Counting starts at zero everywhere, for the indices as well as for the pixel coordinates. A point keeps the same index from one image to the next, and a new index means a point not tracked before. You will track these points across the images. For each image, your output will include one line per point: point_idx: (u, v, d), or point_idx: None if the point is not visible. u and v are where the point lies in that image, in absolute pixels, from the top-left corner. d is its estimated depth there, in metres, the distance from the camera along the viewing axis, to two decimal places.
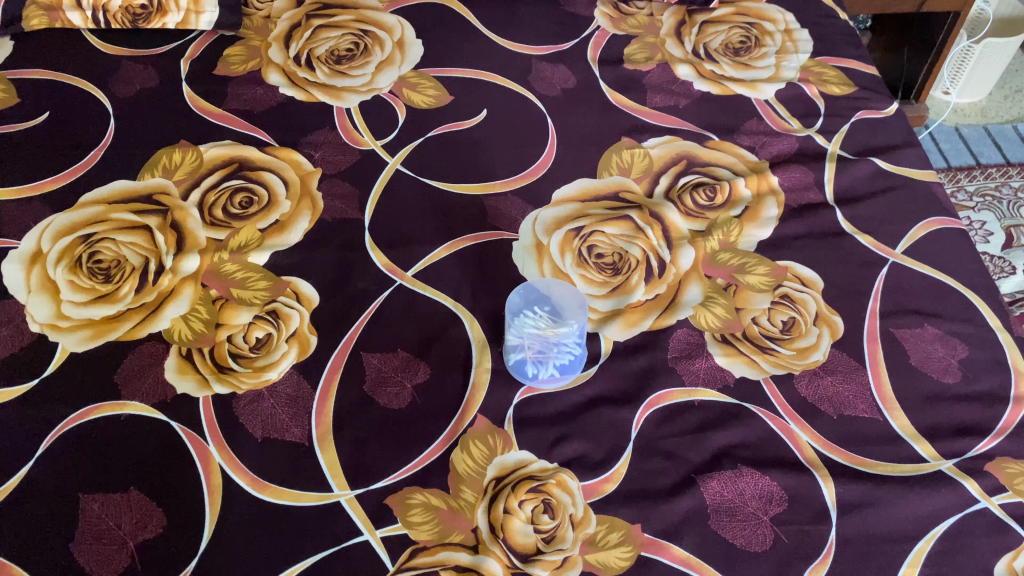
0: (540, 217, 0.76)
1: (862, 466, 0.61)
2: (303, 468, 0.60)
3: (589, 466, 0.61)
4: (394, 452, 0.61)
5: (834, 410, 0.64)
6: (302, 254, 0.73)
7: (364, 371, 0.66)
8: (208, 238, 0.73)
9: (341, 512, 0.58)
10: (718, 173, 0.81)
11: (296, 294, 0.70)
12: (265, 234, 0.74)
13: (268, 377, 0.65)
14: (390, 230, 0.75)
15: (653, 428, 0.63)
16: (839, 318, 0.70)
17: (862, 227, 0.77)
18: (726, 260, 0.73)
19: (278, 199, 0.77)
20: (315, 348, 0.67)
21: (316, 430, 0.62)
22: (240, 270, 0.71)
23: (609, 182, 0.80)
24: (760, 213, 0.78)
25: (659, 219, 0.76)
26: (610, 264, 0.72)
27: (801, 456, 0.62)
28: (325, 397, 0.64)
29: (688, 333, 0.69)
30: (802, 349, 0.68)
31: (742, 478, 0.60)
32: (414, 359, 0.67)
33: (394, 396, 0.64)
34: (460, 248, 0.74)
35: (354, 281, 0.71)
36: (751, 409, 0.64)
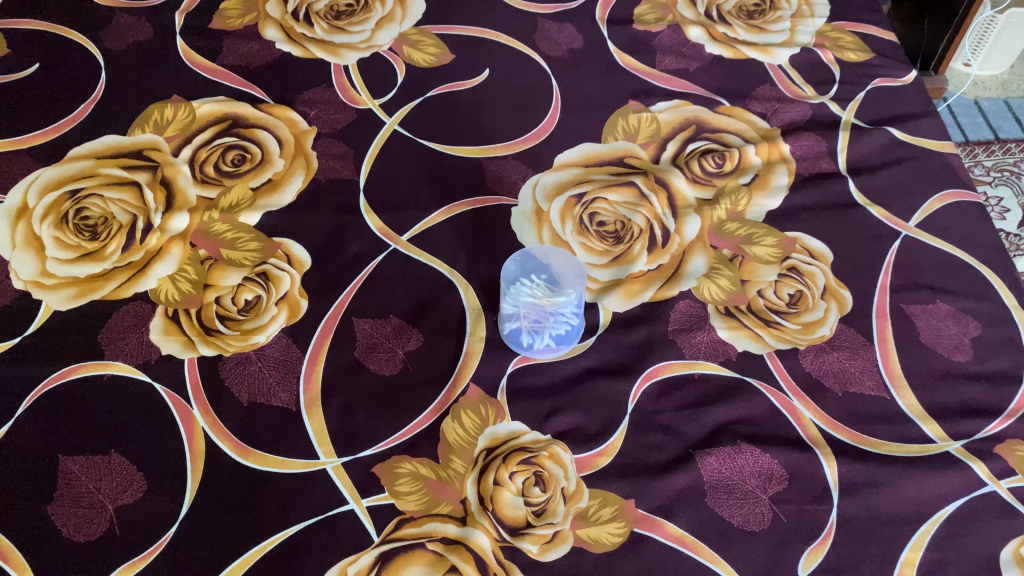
0: (541, 183, 0.74)
1: (866, 445, 0.59)
2: (289, 434, 0.58)
3: (583, 439, 0.59)
4: (383, 420, 0.60)
5: (839, 387, 0.62)
6: (294, 214, 0.71)
7: (355, 336, 0.64)
8: (199, 196, 0.71)
9: (326, 480, 0.57)
10: (727, 139, 0.78)
11: (287, 256, 0.68)
12: (257, 193, 0.72)
13: (256, 341, 0.63)
14: (386, 192, 0.73)
15: (651, 400, 0.61)
16: (848, 292, 0.68)
17: (875, 199, 0.74)
18: (732, 230, 0.71)
19: (271, 157, 0.75)
20: (305, 311, 0.65)
21: (304, 396, 0.60)
22: (230, 231, 0.69)
23: (614, 147, 0.77)
24: (769, 182, 0.75)
25: (665, 186, 0.74)
26: (612, 233, 0.70)
27: (803, 434, 0.60)
28: (313, 362, 0.62)
29: (690, 305, 0.67)
30: (808, 324, 0.66)
31: (741, 455, 0.58)
32: (407, 326, 0.64)
33: (385, 362, 0.62)
34: (457, 213, 0.72)
35: (347, 244, 0.69)
36: (753, 384, 0.62)
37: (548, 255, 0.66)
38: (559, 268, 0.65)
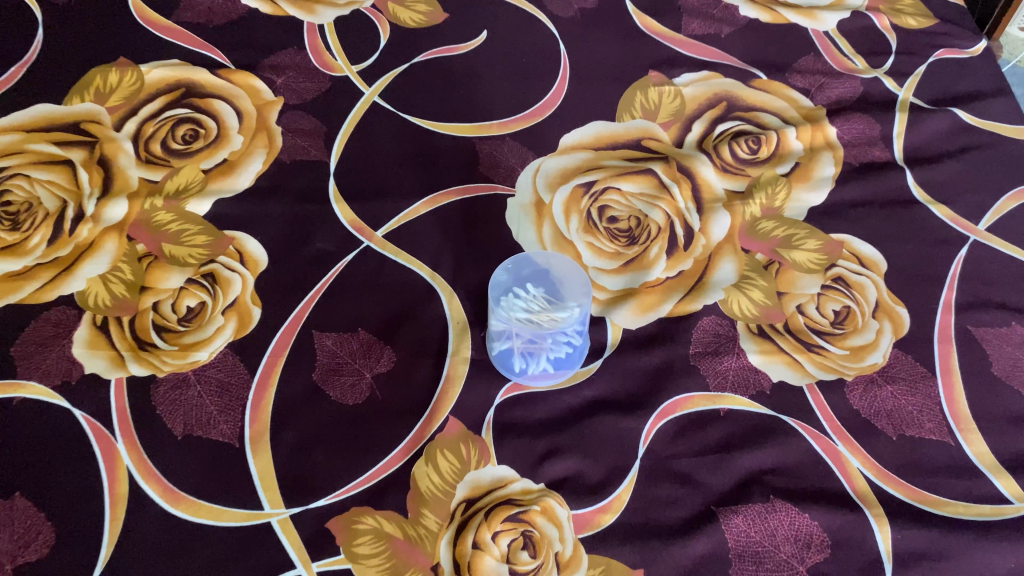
0: (543, 168, 0.63)
1: (927, 505, 0.49)
2: (230, 478, 0.49)
3: (583, 491, 0.49)
4: (343, 460, 0.50)
5: (893, 429, 0.52)
6: (251, 203, 0.60)
7: (315, 354, 0.53)
8: (141, 179, 0.61)
9: (272, 537, 0.47)
10: (763, 120, 0.67)
11: (239, 253, 0.58)
12: (209, 176, 0.61)
13: (197, 358, 0.53)
14: (361, 177, 0.62)
15: (666, 443, 0.51)
16: (904, 309, 0.57)
17: (938, 194, 0.63)
18: (768, 231, 0.60)
19: (228, 133, 0.64)
20: (257, 322, 0.55)
21: (250, 429, 0.51)
22: (175, 222, 0.59)
23: (631, 127, 0.66)
24: (812, 172, 0.64)
25: (688, 175, 0.63)
26: (624, 232, 0.59)
27: (850, 488, 0.50)
28: (263, 386, 0.52)
29: (716, 322, 0.56)
30: (857, 348, 0.55)
31: (773, 515, 0.48)
32: (377, 342, 0.54)
33: (348, 389, 0.52)
34: (443, 204, 0.61)
35: (312, 239, 0.59)
36: (789, 424, 0.52)
37: (546, 265, 0.56)
38: (559, 279, 0.55)
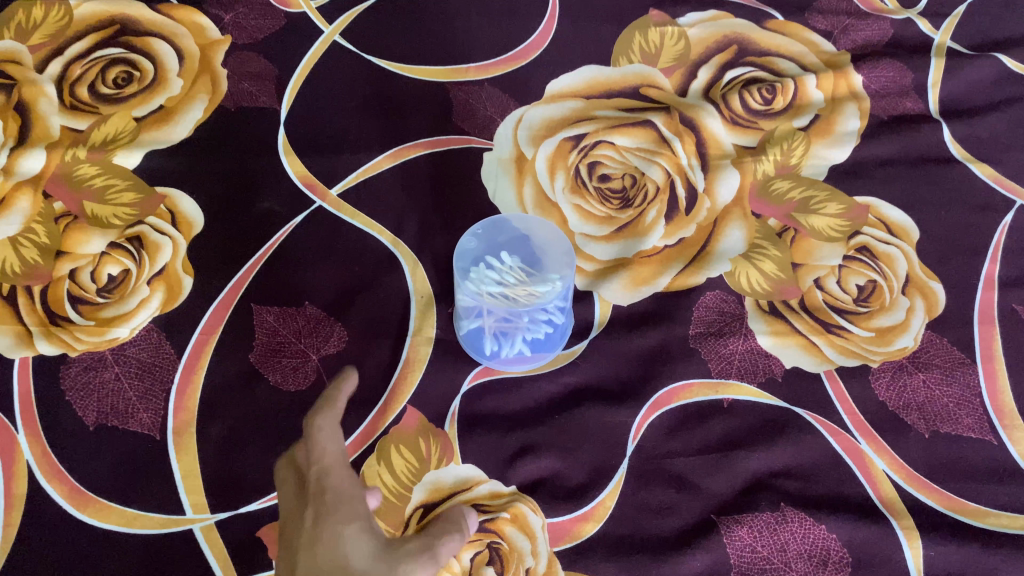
0: (526, 118, 0.55)
1: (964, 516, 0.42)
2: (148, 477, 0.42)
3: (561, 495, 0.42)
4: (281, 459, 0.43)
5: (926, 425, 0.44)
6: (189, 157, 0.52)
7: (253, 332, 0.46)
8: (64, 128, 0.53)
9: (194, 548, 0.40)
10: (778, 66, 0.58)
11: (171, 213, 0.50)
12: (141, 125, 0.53)
13: (116, 335, 0.46)
14: (316, 128, 0.54)
15: (660, 439, 0.44)
16: (939, 285, 0.49)
17: (978, 152, 0.55)
18: (783, 192, 0.52)
19: (166, 76, 0.56)
20: (188, 294, 0.47)
21: (173, 419, 0.43)
22: (100, 176, 0.51)
23: (627, 73, 0.58)
24: (835, 126, 0.56)
25: (692, 128, 0.55)
26: (617, 193, 0.52)
27: (874, 495, 0.43)
28: (191, 369, 0.45)
29: (720, 298, 0.49)
30: (884, 329, 0.47)
31: (785, 527, 0.41)
32: (325, 319, 0.47)
33: (290, 372, 0.45)
34: (409, 159, 0.53)
35: (256, 198, 0.51)
36: (803, 418, 0.45)
37: (524, 231, 0.48)
38: (538, 247, 0.48)
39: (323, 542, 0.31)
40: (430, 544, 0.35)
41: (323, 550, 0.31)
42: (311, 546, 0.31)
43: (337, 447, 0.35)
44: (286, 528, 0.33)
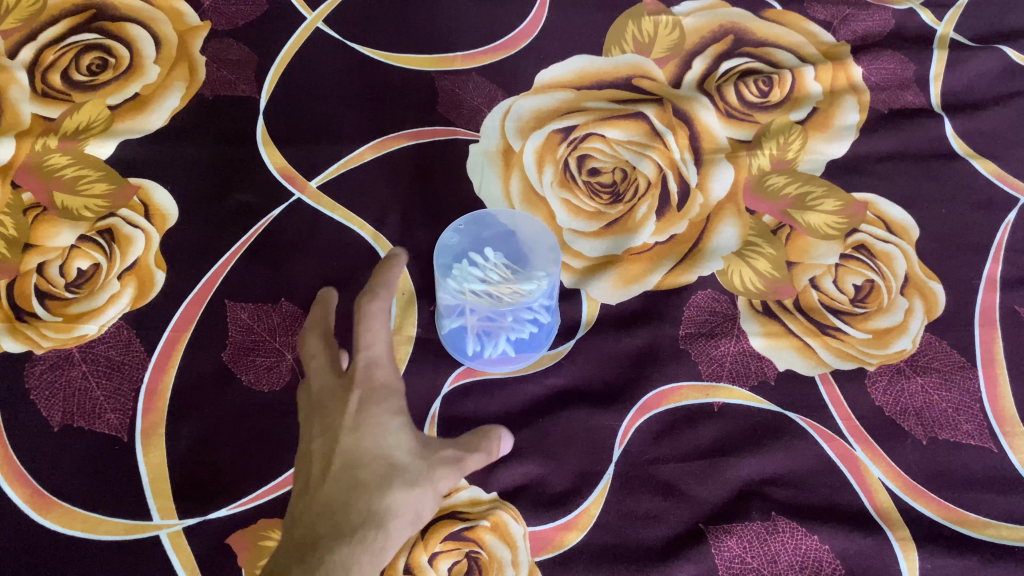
0: (514, 109, 0.53)
1: (963, 527, 0.40)
2: (114, 480, 0.40)
3: (543, 502, 0.41)
4: (252, 462, 0.41)
5: (923, 431, 0.43)
6: (164, 147, 0.51)
7: (226, 330, 0.44)
8: (35, 115, 0.51)
9: (159, 555, 0.39)
10: (776, 57, 0.57)
11: (145, 205, 0.48)
12: (116, 113, 0.52)
13: (84, 332, 0.44)
14: (297, 118, 0.52)
15: (647, 444, 0.42)
16: (939, 285, 0.47)
17: (981, 148, 0.53)
18: (778, 187, 0.51)
19: (142, 63, 0.54)
20: (160, 290, 0.46)
21: (141, 420, 0.42)
22: (71, 166, 0.49)
23: (620, 63, 0.56)
24: (833, 119, 0.54)
25: (685, 120, 0.53)
26: (607, 187, 0.50)
27: (869, 504, 0.41)
28: (162, 368, 0.43)
29: (712, 298, 0.47)
30: (882, 331, 0.46)
31: (775, 537, 0.40)
32: (301, 316, 0.45)
33: (264, 372, 0.43)
34: (392, 150, 0.51)
35: (233, 190, 0.49)
36: (797, 422, 0.43)
37: (510, 225, 0.47)
38: (524, 243, 0.47)
39: (366, 429, 0.35)
40: (471, 444, 0.37)
41: (365, 439, 0.34)
42: (355, 434, 0.34)
43: (382, 347, 0.36)
44: (319, 408, 0.36)
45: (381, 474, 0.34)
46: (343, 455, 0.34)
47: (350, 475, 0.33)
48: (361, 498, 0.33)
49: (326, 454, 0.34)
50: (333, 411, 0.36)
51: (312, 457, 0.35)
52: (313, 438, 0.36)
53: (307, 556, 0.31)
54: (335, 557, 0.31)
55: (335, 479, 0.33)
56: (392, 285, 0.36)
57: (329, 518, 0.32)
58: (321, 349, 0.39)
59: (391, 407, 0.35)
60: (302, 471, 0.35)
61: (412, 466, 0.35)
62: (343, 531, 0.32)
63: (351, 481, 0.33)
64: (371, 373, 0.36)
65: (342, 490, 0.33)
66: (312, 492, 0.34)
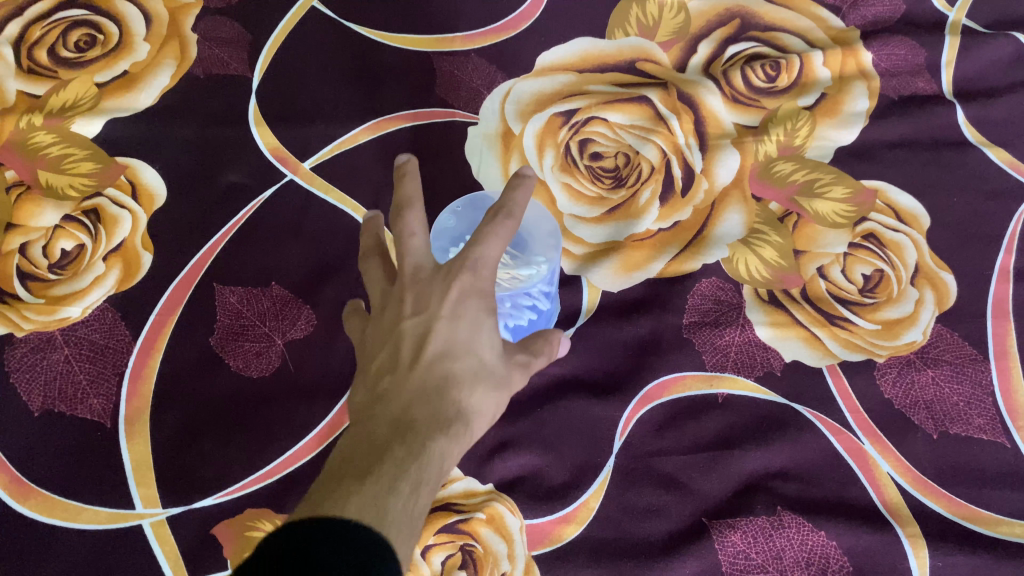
0: (515, 91, 0.52)
1: (975, 524, 0.39)
2: (94, 467, 0.39)
3: (540, 494, 0.40)
4: (239, 450, 0.40)
5: (934, 425, 0.41)
6: (153, 125, 0.49)
7: (215, 314, 0.43)
8: (20, 92, 0.49)
9: (141, 545, 0.37)
10: (783, 42, 0.55)
11: (132, 185, 0.47)
12: (104, 91, 0.50)
13: (67, 315, 0.43)
14: (291, 98, 0.51)
15: (649, 436, 0.41)
16: (950, 276, 0.46)
17: (993, 136, 0.51)
18: (785, 174, 0.49)
19: (132, 40, 0.52)
20: (147, 272, 0.44)
21: (125, 405, 0.40)
22: (56, 145, 0.48)
23: (623, 46, 0.54)
24: (842, 106, 0.52)
25: (690, 105, 0.52)
26: (609, 172, 0.49)
27: (878, 499, 0.40)
28: (147, 351, 0.42)
29: (716, 286, 0.46)
30: (891, 322, 0.44)
31: (782, 532, 0.38)
32: (292, 300, 0.44)
33: (253, 357, 0.42)
34: (388, 132, 0.50)
35: (223, 170, 0.48)
36: (803, 415, 0.42)
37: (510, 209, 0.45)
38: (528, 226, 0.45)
39: (463, 323, 0.33)
40: (536, 346, 0.37)
41: (461, 332, 0.33)
42: (452, 325, 0.32)
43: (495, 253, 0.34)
44: (414, 284, 0.34)
45: (473, 370, 0.32)
46: (438, 342, 0.32)
47: (444, 365, 0.32)
48: (451, 393, 0.31)
49: (416, 339, 0.32)
50: (432, 315, 0.33)
51: (402, 339, 0.33)
52: (403, 317, 0.33)
53: (408, 436, 0.29)
54: (436, 445, 0.29)
55: (424, 367, 0.31)
56: (521, 208, 0.36)
57: (424, 403, 0.30)
58: (423, 228, 0.35)
59: (488, 312, 0.33)
60: (384, 344, 0.33)
61: (496, 368, 0.33)
62: (441, 421, 0.30)
63: (443, 375, 0.31)
64: (478, 272, 0.34)
65: (435, 383, 0.31)
66: (401, 373, 0.31)
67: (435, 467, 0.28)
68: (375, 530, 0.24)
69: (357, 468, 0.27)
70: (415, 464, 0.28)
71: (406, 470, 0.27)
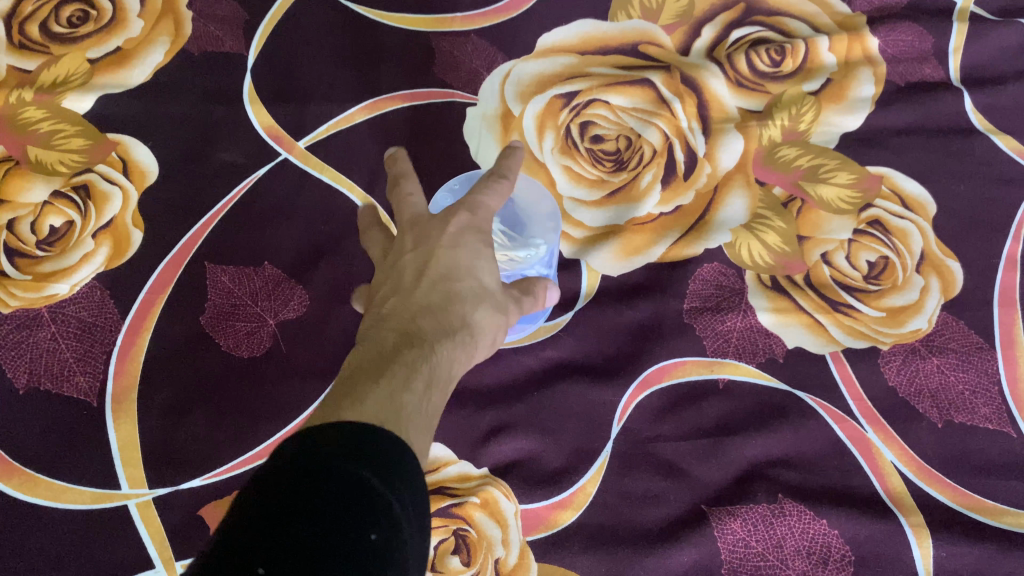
0: (515, 72, 0.51)
1: (979, 514, 0.38)
2: (80, 447, 0.38)
3: (536, 479, 0.39)
4: (229, 431, 0.39)
5: (939, 414, 0.41)
6: (145, 102, 0.48)
7: (206, 293, 0.42)
8: (10, 67, 0.48)
9: (128, 527, 0.37)
10: (789, 27, 0.54)
11: (123, 162, 0.46)
12: (96, 67, 0.49)
13: (54, 293, 0.42)
14: (286, 77, 0.50)
15: (648, 421, 0.40)
16: (956, 264, 0.45)
17: (1001, 123, 0.50)
18: (790, 159, 0.48)
19: (125, 16, 0.50)
20: (137, 250, 0.43)
21: (112, 384, 0.39)
22: (46, 120, 0.47)
23: (626, 28, 0.53)
24: (848, 91, 0.51)
25: (693, 89, 0.51)
26: (610, 155, 0.48)
27: (881, 488, 0.39)
28: (136, 330, 0.41)
29: (718, 271, 0.45)
30: (896, 309, 0.43)
31: (782, 521, 0.37)
32: (285, 280, 0.43)
33: (244, 337, 0.41)
34: (385, 112, 0.49)
35: (216, 148, 0.47)
36: (806, 402, 0.41)
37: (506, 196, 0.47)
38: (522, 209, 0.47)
39: (464, 249, 0.35)
40: (527, 288, 0.38)
41: (462, 257, 0.35)
42: (452, 250, 0.35)
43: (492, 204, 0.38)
44: (413, 227, 0.37)
45: (474, 289, 0.34)
46: (441, 266, 0.34)
47: (447, 283, 0.34)
48: (455, 306, 0.33)
49: (419, 265, 0.35)
50: (433, 245, 0.35)
51: (403, 267, 0.35)
52: (404, 251, 0.36)
53: (417, 341, 0.30)
54: (444, 350, 0.31)
55: (429, 285, 0.34)
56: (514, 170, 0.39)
57: (430, 314, 0.32)
58: (420, 190, 0.39)
59: (484, 243, 0.36)
60: (388, 278, 0.35)
61: (496, 290, 0.36)
62: (447, 329, 0.32)
63: (446, 292, 0.33)
64: (475, 213, 0.37)
65: (440, 298, 0.33)
66: (406, 293, 0.33)
67: (443, 367, 0.30)
68: (394, 414, 0.26)
69: (371, 366, 0.28)
70: (424, 365, 0.29)
71: (419, 370, 0.29)
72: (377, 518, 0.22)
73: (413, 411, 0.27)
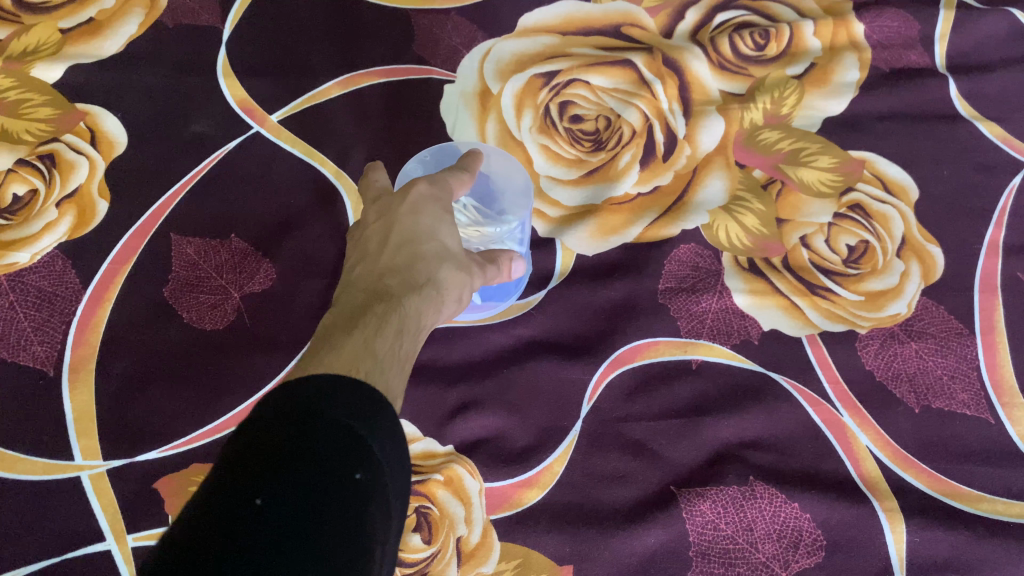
0: (495, 51, 0.50)
1: (955, 500, 0.37)
2: (34, 417, 0.37)
3: (502, 457, 0.38)
4: (189, 403, 0.38)
5: (916, 399, 0.40)
6: (117, 73, 0.47)
7: (170, 264, 0.41)
8: None
9: (80, 498, 0.36)
10: (774, 11, 0.53)
11: (92, 131, 0.45)
12: (68, 37, 0.48)
13: (15, 261, 0.41)
14: (261, 50, 0.49)
15: (619, 401, 0.40)
16: (938, 249, 0.44)
17: (986, 111, 0.50)
18: (771, 142, 0.47)
19: None
20: (102, 220, 0.42)
21: (70, 353, 0.39)
22: (14, 88, 0.46)
23: (609, 10, 0.52)
24: (832, 76, 0.51)
25: (675, 70, 0.50)
26: (589, 135, 0.47)
27: (855, 472, 0.38)
28: (97, 301, 0.40)
29: (695, 253, 0.44)
30: (875, 293, 0.43)
31: (752, 503, 0.37)
32: (253, 253, 0.42)
33: (208, 310, 0.40)
34: (361, 87, 0.48)
35: (186, 120, 0.46)
36: (780, 384, 0.40)
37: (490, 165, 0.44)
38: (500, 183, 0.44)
39: (424, 214, 0.36)
40: (492, 258, 0.38)
41: (423, 222, 0.36)
42: (412, 217, 0.36)
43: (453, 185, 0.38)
44: (376, 201, 0.38)
45: (438, 252, 0.35)
46: (404, 232, 0.35)
47: (412, 247, 0.35)
48: (420, 266, 0.34)
49: (384, 232, 0.36)
50: (395, 212, 0.36)
51: (369, 236, 0.36)
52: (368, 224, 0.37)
53: (386, 297, 0.32)
54: (412, 302, 0.32)
55: (393, 249, 0.35)
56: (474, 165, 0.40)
57: (397, 275, 0.33)
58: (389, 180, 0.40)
59: (444, 209, 0.37)
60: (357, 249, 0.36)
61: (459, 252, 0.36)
62: (414, 286, 0.33)
63: (411, 254, 0.34)
64: (436, 185, 0.37)
65: (405, 261, 0.34)
66: (373, 258, 0.35)
67: (412, 319, 0.32)
68: (368, 357, 0.27)
69: (344, 322, 0.29)
70: (394, 316, 0.31)
71: (388, 321, 0.30)
72: (361, 456, 0.23)
73: (385, 351, 0.28)
